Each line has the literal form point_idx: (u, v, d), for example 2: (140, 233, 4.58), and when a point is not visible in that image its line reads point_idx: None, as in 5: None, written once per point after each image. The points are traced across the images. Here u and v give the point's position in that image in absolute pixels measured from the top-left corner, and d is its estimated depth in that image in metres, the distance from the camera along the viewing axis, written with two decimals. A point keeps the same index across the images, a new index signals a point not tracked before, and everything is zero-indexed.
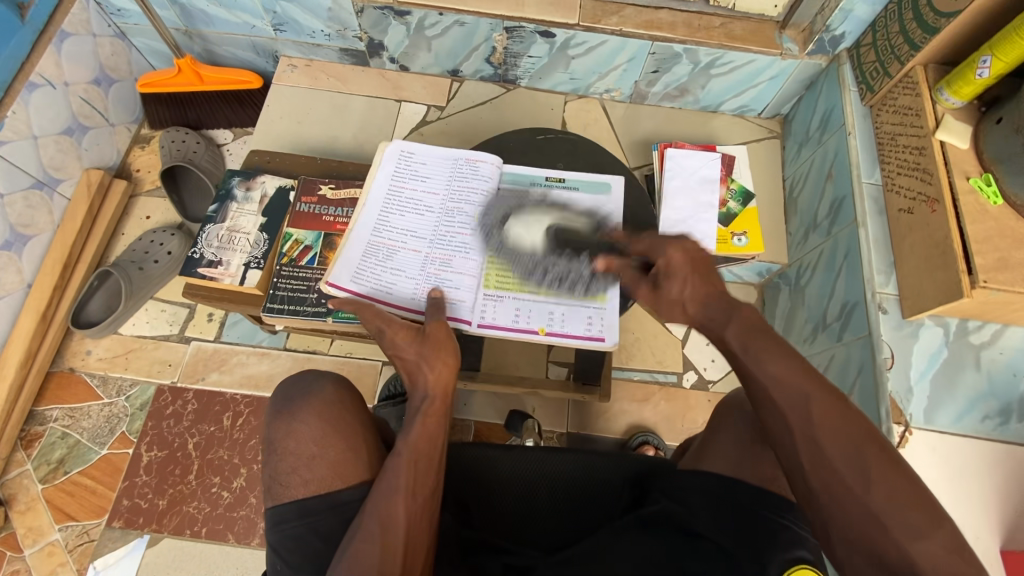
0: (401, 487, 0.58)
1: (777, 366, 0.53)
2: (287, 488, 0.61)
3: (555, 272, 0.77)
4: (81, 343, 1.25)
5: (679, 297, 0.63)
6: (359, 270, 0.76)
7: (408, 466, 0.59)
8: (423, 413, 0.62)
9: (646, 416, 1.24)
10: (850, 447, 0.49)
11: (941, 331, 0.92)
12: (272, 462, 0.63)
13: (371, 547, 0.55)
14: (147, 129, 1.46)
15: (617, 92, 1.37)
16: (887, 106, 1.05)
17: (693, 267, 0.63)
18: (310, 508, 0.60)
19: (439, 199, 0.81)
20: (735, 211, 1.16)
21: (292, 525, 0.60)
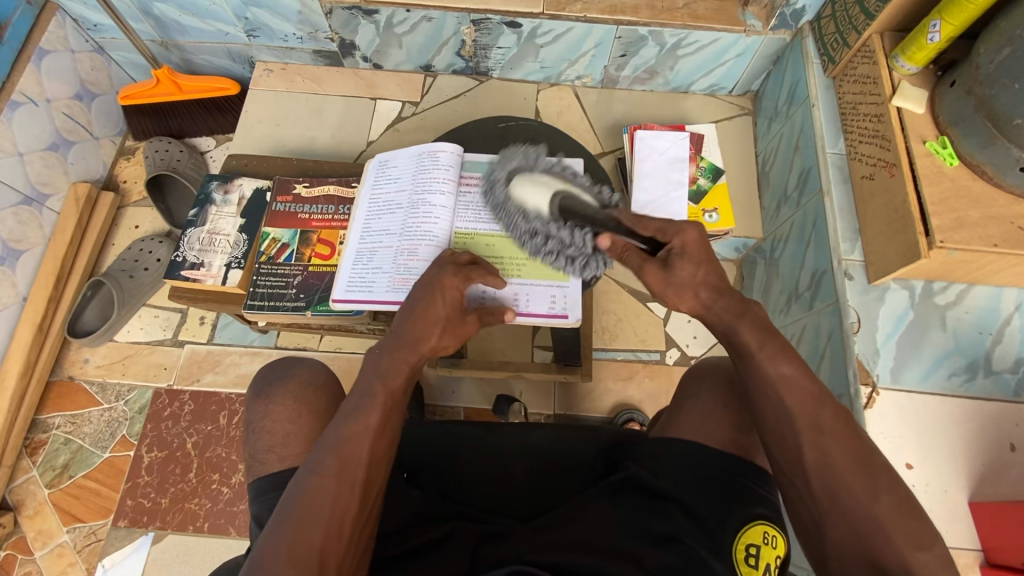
0: (368, 426, 0.58)
1: (790, 367, 0.57)
2: (264, 465, 0.65)
3: (551, 244, 0.72)
4: (78, 352, 1.29)
5: (691, 280, 0.63)
6: (345, 274, 0.82)
7: (382, 406, 0.60)
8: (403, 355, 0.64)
9: (631, 393, 1.27)
10: (856, 461, 0.53)
11: (906, 294, 0.94)
12: (251, 441, 0.66)
13: (329, 484, 0.54)
14: (131, 141, 1.49)
15: (588, 78, 1.39)
16: (849, 77, 1.06)
17: (704, 252, 0.65)
18: (286, 480, 0.63)
19: (410, 194, 0.84)
20: (705, 188, 1.19)
21: (271, 496, 0.62)
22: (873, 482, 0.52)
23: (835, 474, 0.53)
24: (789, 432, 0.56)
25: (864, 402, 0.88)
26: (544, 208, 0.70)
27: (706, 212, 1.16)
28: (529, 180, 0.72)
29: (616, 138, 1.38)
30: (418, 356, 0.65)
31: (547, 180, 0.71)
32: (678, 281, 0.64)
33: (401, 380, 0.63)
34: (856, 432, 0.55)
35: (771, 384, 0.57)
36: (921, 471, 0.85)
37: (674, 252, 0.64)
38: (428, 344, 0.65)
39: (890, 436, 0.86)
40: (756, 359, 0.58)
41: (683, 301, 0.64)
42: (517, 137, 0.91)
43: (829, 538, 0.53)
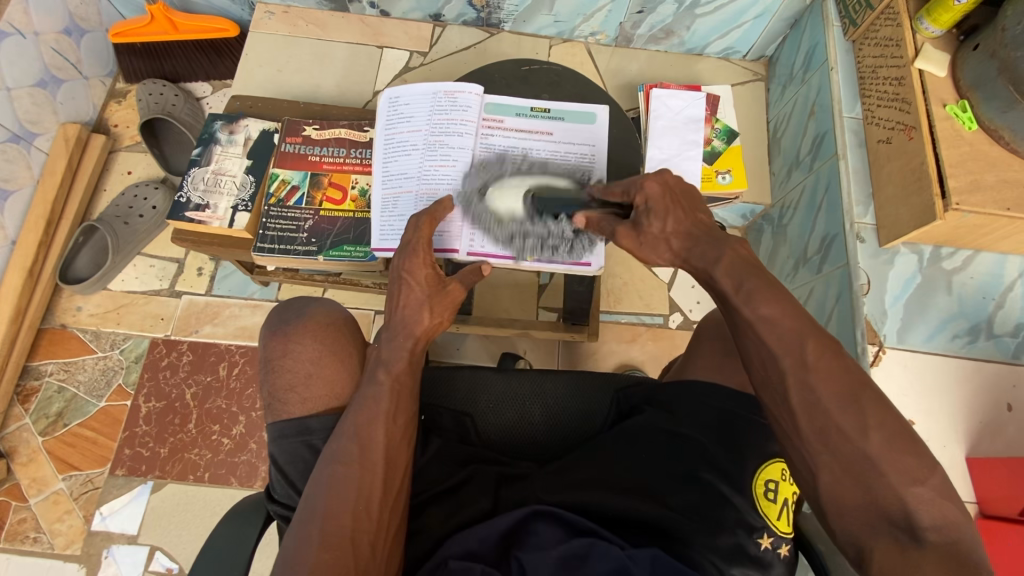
0: (381, 412, 0.61)
1: (771, 308, 0.54)
2: (285, 406, 0.64)
3: (531, 241, 0.78)
4: (70, 300, 1.25)
5: (661, 233, 0.63)
6: (373, 223, 0.80)
7: (389, 392, 0.62)
8: (405, 347, 0.65)
9: (633, 355, 1.28)
10: (845, 394, 0.50)
11: (915, 258, 0.95)
12: (268, 380, 0.65)
13: (351, 468, 0.58)
14: (122, 83, 1.42)
15: (602, 36, 1.36)
16: (870, 39, 1.05)
17: (671, 200, 0.63)
18: (308, 427, 0.63)
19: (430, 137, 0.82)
20: (719, 149, 1.17)
21: (291, 440, 0.62)
22: (862, 417, 0.49)
23: (862, 455, 0.49)
24: (772, 374, 0.53)
25: (871, 359, 0.90)
26: (519, 208, 0.78)
27: (718, 172, 1.15)
28: (501, 188, 0.79)
29: (629, 98, 1.35)
30: (414, 342, 0.66)
31: (516, 183, 0.79)
32: (649, 236, 0.64)
33: (403, 366, 0.65)
34: (845, 364, 0.51)
35: (749, 325, 0.55)
36: (920, 427, 0.87)
37: (642, 209, 0.64)
38: (420, 327, 0.66)
39: (894, 394, 0.88)
40: (734, 304, 0.56)
41: (661, 256, 0.64)
42: (539, 82, 0.88)
43: (820, 485, 0.51)
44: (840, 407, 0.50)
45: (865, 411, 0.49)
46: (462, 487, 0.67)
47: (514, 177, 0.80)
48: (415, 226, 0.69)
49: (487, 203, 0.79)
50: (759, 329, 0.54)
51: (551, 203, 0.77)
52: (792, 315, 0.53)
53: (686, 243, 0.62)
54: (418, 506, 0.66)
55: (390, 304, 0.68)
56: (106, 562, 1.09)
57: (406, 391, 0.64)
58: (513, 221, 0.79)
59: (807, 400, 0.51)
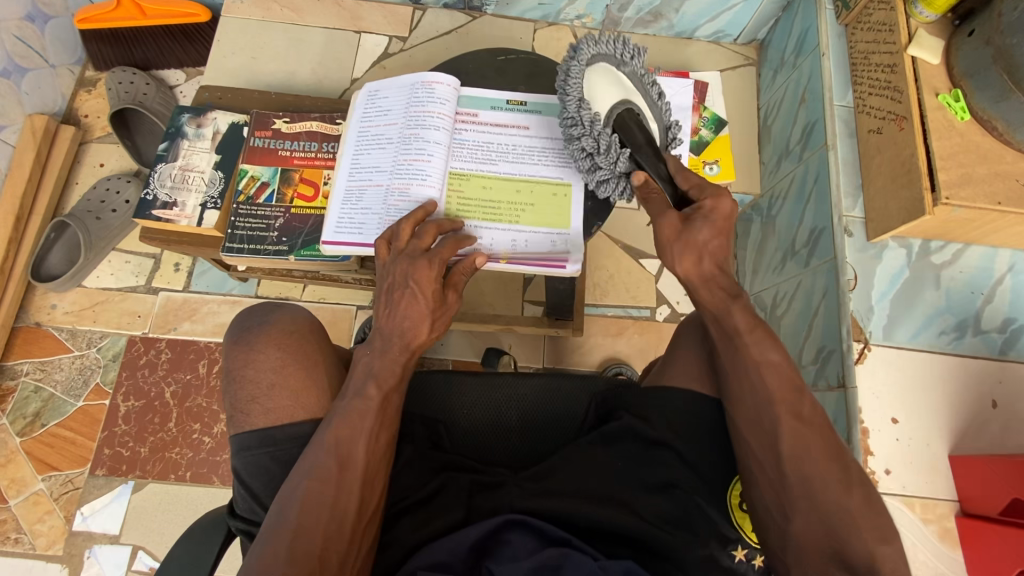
0: (363, 427, 0.59)
1: (777, 355, 0.60)
2: (247, 417, 0.61)
3: (586, 143, 0.64)
4: (44, 298, 1.22)
5: (703, 244, 0.61)
6: (331, 215, 0.77)
7: (376, 408, 0.61)
8: (399, 361, 0.64)
9: (619, 348, 1.26)
10: (834, 454, 0.57)
11: (903, 253, 0.93)
12: (231, 389, 0.62)
13: (327, 485, 0.56)
14: (91, 71, 1.37)
15: (588, 19, 1.31)
16: (862, 24, 1.01)
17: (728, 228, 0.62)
18: (273, 439, 0.60)
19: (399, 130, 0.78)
20: (707, 139, 1.14)
21: (255, 453, 0.60)
22: (847, 475, 0.56)
23: (845, 512, 0.54)
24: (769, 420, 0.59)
25: (856, 357, 0.88)
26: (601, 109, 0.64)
27: (706, 163, 1.12)
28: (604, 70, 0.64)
29: None
30: (408, 355, 0.65)
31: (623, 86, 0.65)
32: (689, 239, 0.61)
33: (394, 380, 0.63)
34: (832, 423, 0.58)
35: (756, 367, 0.60)
36: (905, 426, 0.86)
37: (703, 210, 0.61)
38: (418, 338, 0.65)
39: (879, 392, 0.87)
40: (744, 343, 0.61)
41: (682, 262, 0.61)
42: (516, 72, 0.84)
43: (797, 531, 0.55)
44: (828, 463, 0.56)
45: (848, 472, 0.56)
46: (434, 497, 0.66)
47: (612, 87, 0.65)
48: (416, 235, 0.68)
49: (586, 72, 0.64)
50: (765, 372, 0.60)
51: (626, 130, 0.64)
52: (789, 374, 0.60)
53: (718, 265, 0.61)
54: (391, 516, 0.65)
55: (387, 307, 0.66)
56: (88, 562, 1.09)
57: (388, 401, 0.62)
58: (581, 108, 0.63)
59: (800, 451, 0.57)
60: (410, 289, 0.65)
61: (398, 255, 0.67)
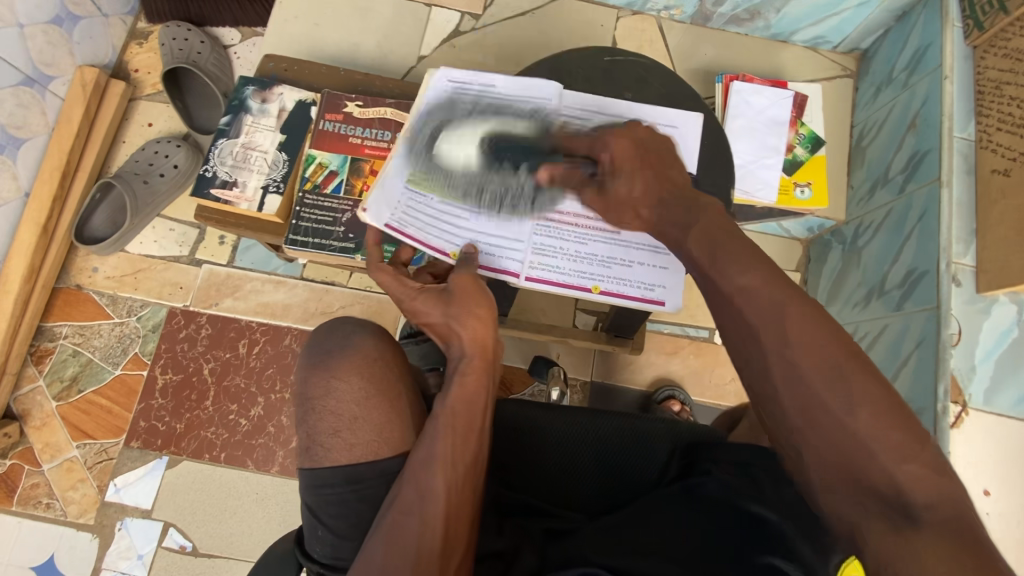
0: (440, 457, 0.56)
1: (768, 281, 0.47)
2: (329, 452, 0.59)
3: (494, 189, 0.67)
4: (87, 260, 1.18)
5: (629, 197, 0.58)
6: (387, 203, 0.66)
7: (443, 428, 0.57)
8: (461, 373, 0.60)
9: (673, 368, 1.20)
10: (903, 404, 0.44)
11: (1016, 308, 0.83)
12: (310, 421, 0.60)
13: (410, 520, 0.54)
14: (144, 23, 1.30)
15: (678, 10, 1.21)
16: (996, 49, 0.91)
17: (640, 159, 0.58)
18: (359, 475, 0.58)
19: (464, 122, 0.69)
20: (802, 158, 1.04)
21: (337, 492, 0.58)
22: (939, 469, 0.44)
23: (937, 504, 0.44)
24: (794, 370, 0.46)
25: (952, 420, 0.82)
26: (473, 155, 0.67)
27: (798, 185, 1.03)
28: (455, 130, 0.68)
29: (699, 87, 1.21)
30: (477, 356, 0.61)
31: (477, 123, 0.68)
32: (616, 200, 0.59)
33: (463, 395, 0.59)
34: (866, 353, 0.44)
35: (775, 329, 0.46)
36: (995, 499, 0.80)
37: (606, 173, 0.60)
38: (479, 340, 0.61)
39: (971, 460, 0.81)
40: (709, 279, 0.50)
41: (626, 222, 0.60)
42: (622, 77, 0.76)
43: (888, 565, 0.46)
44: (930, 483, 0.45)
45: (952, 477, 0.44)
46: (510, 545, 0.63)
47: (466, 121, 0.69)
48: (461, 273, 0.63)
49: (433, 142, 0.68)
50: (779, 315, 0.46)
51: (510, 150, 0.67)
52: (777, 286, 0.46)
53: (654, 208, 0.57)
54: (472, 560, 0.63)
55: (438, 330, 0.63)
56: (119, 534, 1.08)
57: (477, 423, 0.59)
58: (468, 173, 0.67)
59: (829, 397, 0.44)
60: (458, 301, 0.62)
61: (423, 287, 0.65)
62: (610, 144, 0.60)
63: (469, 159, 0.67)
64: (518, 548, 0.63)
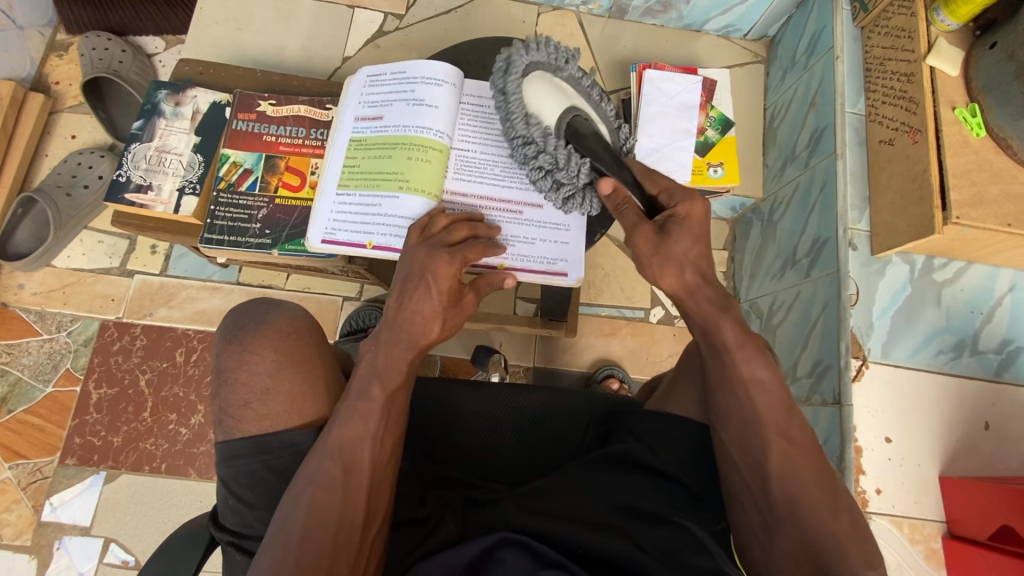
0: (367, 434, 0.58)
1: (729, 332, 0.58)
2: (239, 423, 0.60)
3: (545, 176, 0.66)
4: (11, 277, 1.16)
5: (681, 255, 0.61)
6: (321, 212, 0.71)
7: (380, 409, 0.60)
8: (400, 359, 0.62)
9: (612, 349, 1.24)
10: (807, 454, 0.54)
11: (906, 268, 0.91)
12: (222, 394, 0.61)
13: (332, 494, 0.55)
14: (64, 35, 1.28)
15: (595, 5, 1.25)
16: (880, 28, 0.98)
17: (703, 230, 0.63)
18: (267, 445, 0.59)
19: (380, 121, 0.73)
20: (713, 140, 1.10)
21: (247, 462, 0.59)
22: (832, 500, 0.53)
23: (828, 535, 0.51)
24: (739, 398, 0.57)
25: (853, 374, 0.87)
26: (549, 123, 0.65)
27: (711, 165, 1.08)
28: (540, 82, 0.65)
29: (620, 78, 1.26)
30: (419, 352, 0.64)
31: (562, 91, 0.66)
32: (667, 252, 0.61)
33: (398, 379, 0.62)
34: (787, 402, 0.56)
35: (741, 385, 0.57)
36: (898, 445, 0.86)
37: (671, 218, 0.62)
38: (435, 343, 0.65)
39: (872, 410, 0.87)
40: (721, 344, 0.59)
41: (666, 275, 0.61)
42: None
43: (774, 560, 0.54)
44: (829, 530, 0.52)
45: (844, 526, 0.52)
46: (432, 514, 0.65)
47: (534, 96, 0.65)
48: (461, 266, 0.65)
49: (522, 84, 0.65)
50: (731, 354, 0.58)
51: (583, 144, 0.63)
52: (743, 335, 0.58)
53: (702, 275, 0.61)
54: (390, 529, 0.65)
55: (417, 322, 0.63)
56: (58, 553, 1.05)
57: (402, 400, 0.62)
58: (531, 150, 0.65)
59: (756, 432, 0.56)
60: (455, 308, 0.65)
61: (438, 268, 0.63)
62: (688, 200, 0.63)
63: (382, 150, 0.72)
64: (440, 517, 0.65)
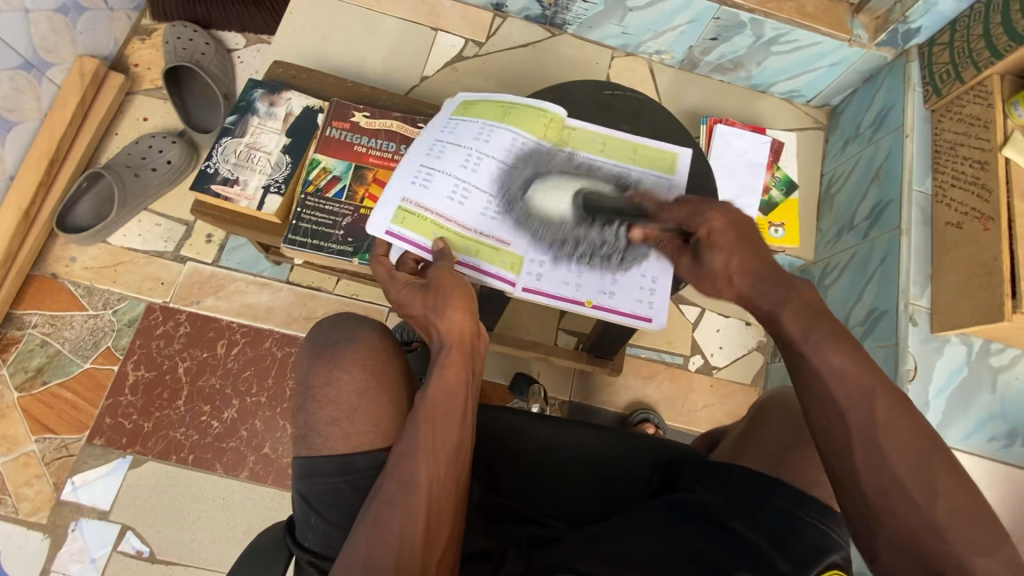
0: (422, 446, 0.57)
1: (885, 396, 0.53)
2: (326, 441, 0.60)
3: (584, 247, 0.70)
4: (65, 249, 1.16)
5: (723, 269, 0.57)
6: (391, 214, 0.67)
7: (427, 419, 0.57)
8: (440, 365, 0.59)
9: (648, 393, 1.24)
10: None
11: (964, 350, 0.91)
12: (309, 410, 0.62)
13: (393, 509, 0.54)
14: (148, 20, 1.32)
15: (668, 56, 1.29)
16: (952, 113, 1.00)
17: (736, 236, 0.57)
18: (353, 465, 0.59)
19: (480, 142, 0.71)
20: (777, 200, 1.22)
21: (332, 481, 0.59)
22: None
23: None
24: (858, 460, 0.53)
25: None
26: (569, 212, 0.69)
27: (773, 225, 1.21)
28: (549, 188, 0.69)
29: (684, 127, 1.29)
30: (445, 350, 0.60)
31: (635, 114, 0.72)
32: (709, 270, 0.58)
33: (446, 398, 0.59)
34: None
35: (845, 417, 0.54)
36: None
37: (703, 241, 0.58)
38: (454, 336, 0.60)
39: None
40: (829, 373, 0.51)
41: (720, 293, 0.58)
42: (620, 111, 0.82)
43: None
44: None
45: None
46: (497, 547, 0.66)
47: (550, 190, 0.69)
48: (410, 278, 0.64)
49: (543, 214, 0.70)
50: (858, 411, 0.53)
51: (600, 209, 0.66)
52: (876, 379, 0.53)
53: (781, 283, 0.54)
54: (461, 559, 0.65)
55: (419, 322, 0.63)
56: (72, 535, 1.03)
57: (457, 409, 0.59)
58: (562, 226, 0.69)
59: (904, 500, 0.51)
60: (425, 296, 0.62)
61: (399, 280, 0.65)
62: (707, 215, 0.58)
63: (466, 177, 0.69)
64: (505, 551, 0.66)
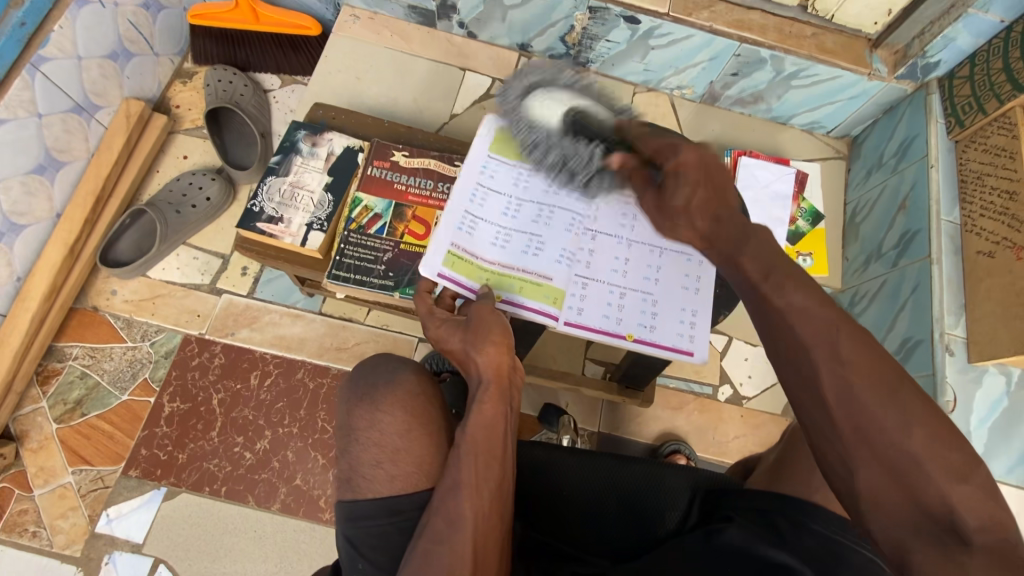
0: (466, 481, 0.57)
1: None
2: (372, 484, 0.61)
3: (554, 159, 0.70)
4: (106, 282, 1.20)
5: (684, 204, 0.56)
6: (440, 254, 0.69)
7: (470, 455, 0.58)
8: (479, 399, 0.60)
9: (678, 424, 1.23)
10: None
11: (1004, 380, 0.90)
12: (353, 452, 0.63)
13: (441, 547, 0.55)
14: (189, 64, 1.39)
15: (689, 90, 1.33)
16: (977, 144, 1.02)
17: (705, 173, 0.56)
18: (399, 507, 0.60)
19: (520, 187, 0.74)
20: (803, 230, 1.25)
21: (378, 523, 0.60)
22: None
23: None
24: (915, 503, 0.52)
25: None
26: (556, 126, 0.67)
27: (800, 254, 1.24)
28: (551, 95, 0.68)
29: None
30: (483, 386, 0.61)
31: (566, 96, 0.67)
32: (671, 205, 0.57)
33: (485, 433, 0.59)
34: None
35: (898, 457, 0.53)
36: None
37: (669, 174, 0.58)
38: (492, 371, 0.61)
39: None
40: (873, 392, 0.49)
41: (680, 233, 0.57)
42: None
43: None
44: None
45: None
46: None
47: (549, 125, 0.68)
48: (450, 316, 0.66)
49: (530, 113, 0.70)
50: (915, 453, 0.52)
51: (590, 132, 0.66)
52: None
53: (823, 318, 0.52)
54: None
55: (458, 357, 0.63)
56: (106, 568, 1.03)
57: (497, 444, 0.60)
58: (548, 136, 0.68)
59: None
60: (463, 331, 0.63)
61: (439, 317, 0.66)
62: (678, 150, 0.57)
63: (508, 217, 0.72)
64: None
